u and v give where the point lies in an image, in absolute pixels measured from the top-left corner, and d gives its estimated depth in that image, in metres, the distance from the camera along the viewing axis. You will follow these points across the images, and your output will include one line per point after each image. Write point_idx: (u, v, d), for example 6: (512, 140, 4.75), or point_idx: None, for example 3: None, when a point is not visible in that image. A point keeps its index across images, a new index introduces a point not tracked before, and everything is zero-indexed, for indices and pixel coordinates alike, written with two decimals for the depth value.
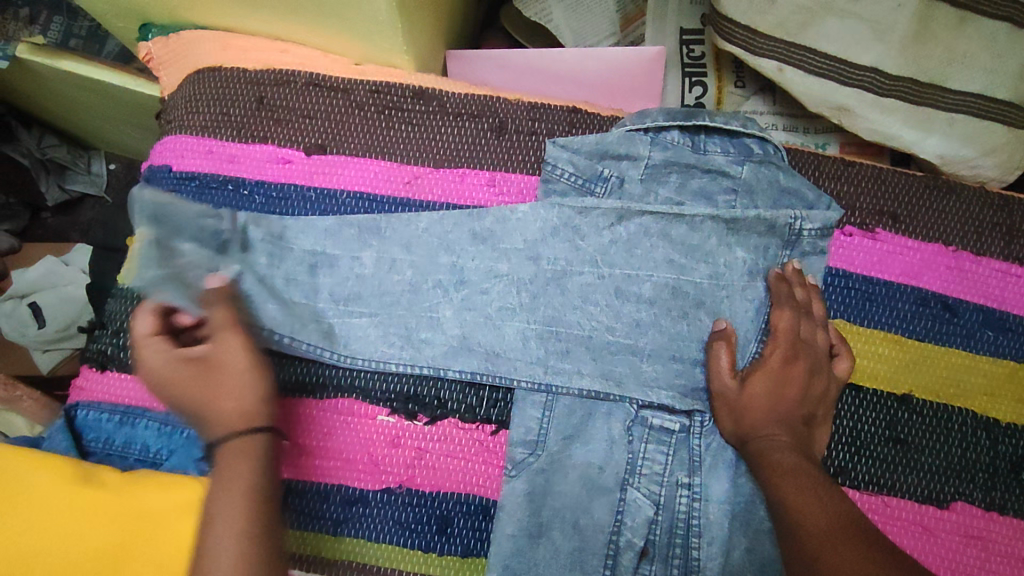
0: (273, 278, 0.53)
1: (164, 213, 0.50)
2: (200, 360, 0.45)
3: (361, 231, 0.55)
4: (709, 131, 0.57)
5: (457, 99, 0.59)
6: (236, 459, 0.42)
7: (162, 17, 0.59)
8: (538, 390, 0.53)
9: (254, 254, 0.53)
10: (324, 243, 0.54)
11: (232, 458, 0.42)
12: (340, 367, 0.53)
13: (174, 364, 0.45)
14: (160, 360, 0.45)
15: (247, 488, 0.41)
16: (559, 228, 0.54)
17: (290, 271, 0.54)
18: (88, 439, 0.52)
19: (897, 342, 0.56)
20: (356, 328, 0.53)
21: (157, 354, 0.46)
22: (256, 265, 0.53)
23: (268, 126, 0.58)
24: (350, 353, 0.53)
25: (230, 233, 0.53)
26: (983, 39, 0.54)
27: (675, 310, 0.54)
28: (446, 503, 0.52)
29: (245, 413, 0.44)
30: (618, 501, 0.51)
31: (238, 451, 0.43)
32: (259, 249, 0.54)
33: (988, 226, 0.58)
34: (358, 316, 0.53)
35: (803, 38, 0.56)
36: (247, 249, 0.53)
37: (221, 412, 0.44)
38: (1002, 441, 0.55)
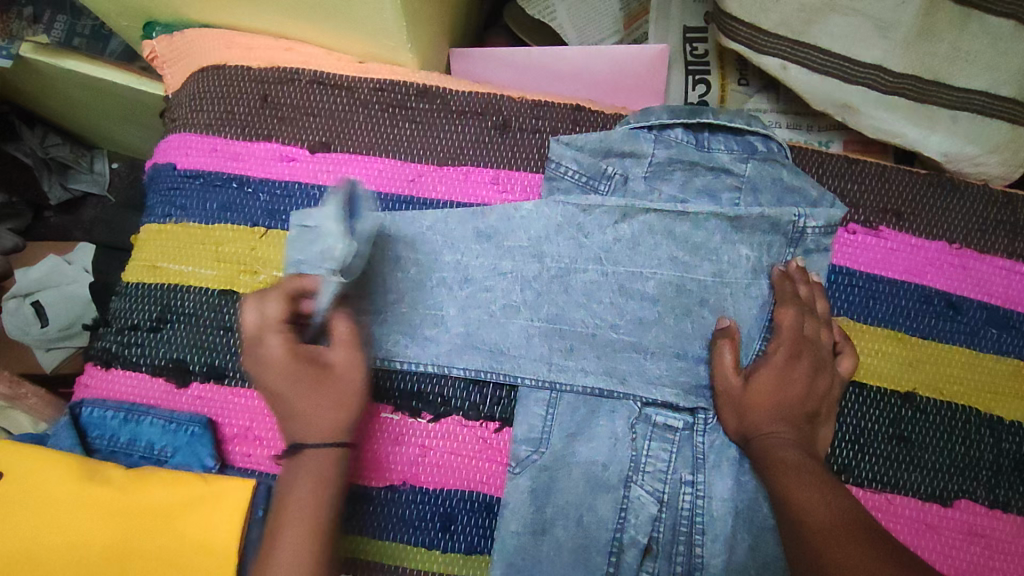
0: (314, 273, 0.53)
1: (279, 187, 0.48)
2: (320, 370, 0.45)
3: None
4: (713, 129, 0.57)
5: (460, 98, 0.59)
6: (315, 474, 0.45)
7: (166, 16, 0.59)
8: (542, 388, 0.53)
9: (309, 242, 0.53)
10: None
11: (308, 473, 0.45)
12: None
13: (290, 366, 0.44)
14: (282, 353, 0.44)
15: (320, 505, 0.44)
16: (563, 226, 0.54)
17: None
18: (92, 436, 0.52)
19: (901, 339, 0.56)
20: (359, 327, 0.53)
21: (278, 346, 0.44)
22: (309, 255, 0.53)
23: (272, 125, 0.58)
24: None
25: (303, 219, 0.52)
26: (988, 37, 0.54)
27: (678, 307, 0.54)
28: (450, 501, 0.52)
29: (338, 434, 0.45)
30: (622, 499, 0.51)
31: (317, 467, 0.45)
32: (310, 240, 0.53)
33: (992, 224, 0.58)
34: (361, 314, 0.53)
35: (807, 36, 0.56)
36: None
37: (311, 428, 0.45)
38: (1005, 439, 0.55)
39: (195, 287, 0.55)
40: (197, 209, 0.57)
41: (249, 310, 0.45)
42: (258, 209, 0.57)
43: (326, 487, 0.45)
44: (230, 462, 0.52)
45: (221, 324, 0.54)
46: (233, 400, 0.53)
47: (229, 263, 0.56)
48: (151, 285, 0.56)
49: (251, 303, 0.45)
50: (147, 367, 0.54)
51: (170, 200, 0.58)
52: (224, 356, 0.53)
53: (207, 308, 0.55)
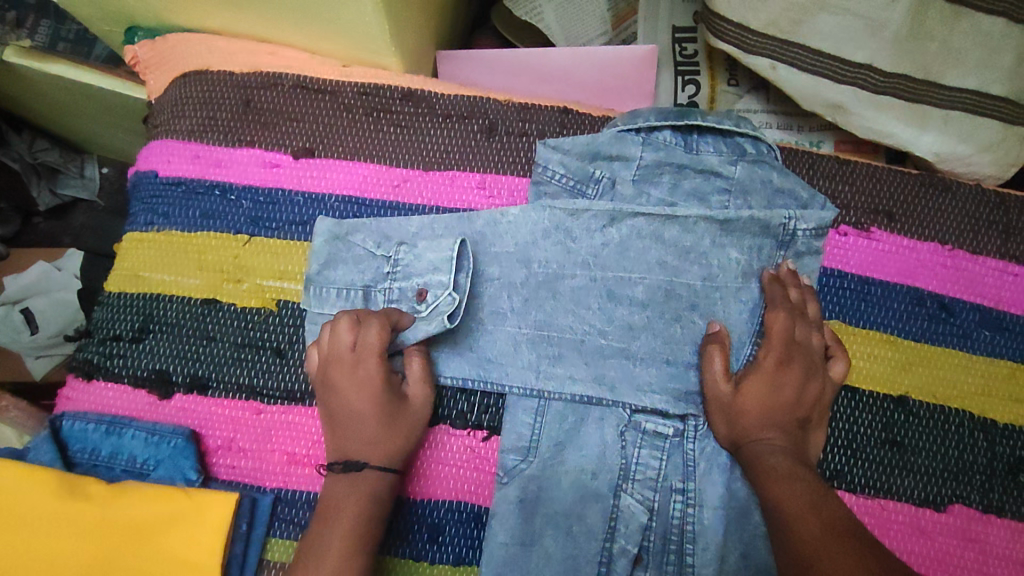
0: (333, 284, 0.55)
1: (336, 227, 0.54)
2: (397, 403, 0.49)
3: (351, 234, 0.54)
4: (702, 130, 0.56)
5: (445, 101, 0.58)
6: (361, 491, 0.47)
7: (148, 20, 0.58)
8: (530, 396, 0.52)
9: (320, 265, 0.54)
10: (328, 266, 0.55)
11: (347, 490, 0.47)
12: None
13: (375, 393, 0.49)
14: (376, 380, 0.49)
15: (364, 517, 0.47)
16: (550, 231, 0.54)
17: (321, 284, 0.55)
18: (74, 450, 0.52)
19: (893, 342, 0.55)
20: None
21: (370, 373, 0.49)
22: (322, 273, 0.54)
23: (255, 130, 0.57)
24: None
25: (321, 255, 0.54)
26: (979, 35, 0.53)
27: (668, 312, 0.53)
28: (438, 511, 0.51)
29: (384, 456, 0.48)
30: (612, 507, 0.51)
31: (369, 485, 0.48)
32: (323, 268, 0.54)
33: (984, 224, 0.57)
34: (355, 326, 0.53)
35: (796, 35, 0.55)
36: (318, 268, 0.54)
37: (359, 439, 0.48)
38: (999, 442, 0.54)
39: (178, 296, 0.54)
40: (179, 216, 0.56)
41: (348, 330, 0.49)
42: (242, 216, 0.56)
43: (373, 503, 0.47)
44: (214, 474, 0.52)
45: (204, 333, 0.54)
46: (216, 411, 0.52)
47: (212, 271, 0.55)
48: (133, 295, 0.55)
49: (349, 326, 0.49)
50: (129, 378, 0.53)
51: (152, 208, 0.57)
52: (208, 366, 0.53)
53: (190, 317, 0.54)
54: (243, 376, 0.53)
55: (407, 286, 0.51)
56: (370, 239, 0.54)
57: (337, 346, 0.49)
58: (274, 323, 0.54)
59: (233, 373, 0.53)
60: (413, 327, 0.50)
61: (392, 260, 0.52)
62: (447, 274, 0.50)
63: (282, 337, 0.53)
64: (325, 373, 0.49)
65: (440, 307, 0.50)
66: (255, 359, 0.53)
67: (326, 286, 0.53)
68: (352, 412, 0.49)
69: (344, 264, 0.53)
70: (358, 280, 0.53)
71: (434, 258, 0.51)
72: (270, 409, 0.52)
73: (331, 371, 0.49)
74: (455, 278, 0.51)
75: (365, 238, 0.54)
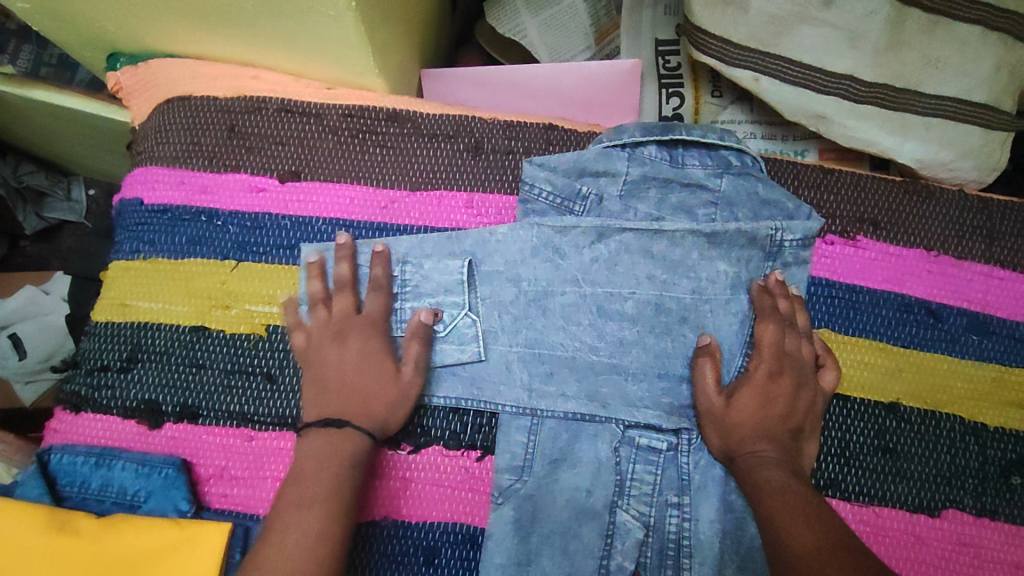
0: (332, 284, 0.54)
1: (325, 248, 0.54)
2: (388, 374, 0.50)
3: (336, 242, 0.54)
4: (687, 144, 0.56)
5: (431, 120, 0.58)
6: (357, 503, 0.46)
7: (130, 46, 0.58)
8: (522, 414, 0.52)
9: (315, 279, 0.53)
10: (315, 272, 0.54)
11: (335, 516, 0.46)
12: None
13: (376, 358, 0.50)
14: (378, 348, 0.50)
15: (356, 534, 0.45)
16: (539, 249, 0.54)
17: None
18: (62, 483, 0.51)
19: (882, 348, 0.55)
20: None
21: (371, 339, 0.50)
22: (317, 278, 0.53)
23: (240, 155, 0.57)
24: None
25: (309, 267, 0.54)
26: (957, 42, 0.55)
27: (658, 326, 0.53)
28: (433, 534, 0.51)
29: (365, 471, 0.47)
30: (608, 524, 0.50)
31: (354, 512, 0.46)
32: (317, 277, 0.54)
33: (968, 230, 0.58)
34: None
35: (777, 47, 0.56)
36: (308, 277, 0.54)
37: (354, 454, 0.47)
38: (991, 445, 0.54)
39: (167, 324, 0.54)
40: (166, 243, 0.56)
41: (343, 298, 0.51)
42: (229, 241, 0.55)
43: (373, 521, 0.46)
44: (206, 503, 0.51)
45: (194, 361, 0.53)
46: (207, 439, 0.52)
47: (201, 298, 0.54)
48: (120, 324, 0.54)
49: (348, 293, 0.51)
50: (118, 409, 0.53)
51: (138, 235, 0.56)
52: (198, 395, 0.52)
53: (179, 345, 0.54)
54: (234, 404, 0.52)
55: (420, 306, 0.53)
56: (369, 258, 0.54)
57: (338, 310, 0.51)
58: (264, 348, 0.53)
59: (224, 401, 0.52)
60: (439, 352, 0.52)
61: (398, 280, 0.53)
62: (461, 294, 0.53)
63: (272, 362, 0.53)
64: (333, 337, 0.50)
65: (460, 328, 0.53)
66: (246, 386, 0.53)
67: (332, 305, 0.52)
68: (335, 385, 0.49)
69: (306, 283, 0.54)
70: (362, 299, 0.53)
71: (443, 280, 0.53)
72: (261, 435, 0.52)
73: (327, 343, 0.50)
74: (469, 300, 0.53)
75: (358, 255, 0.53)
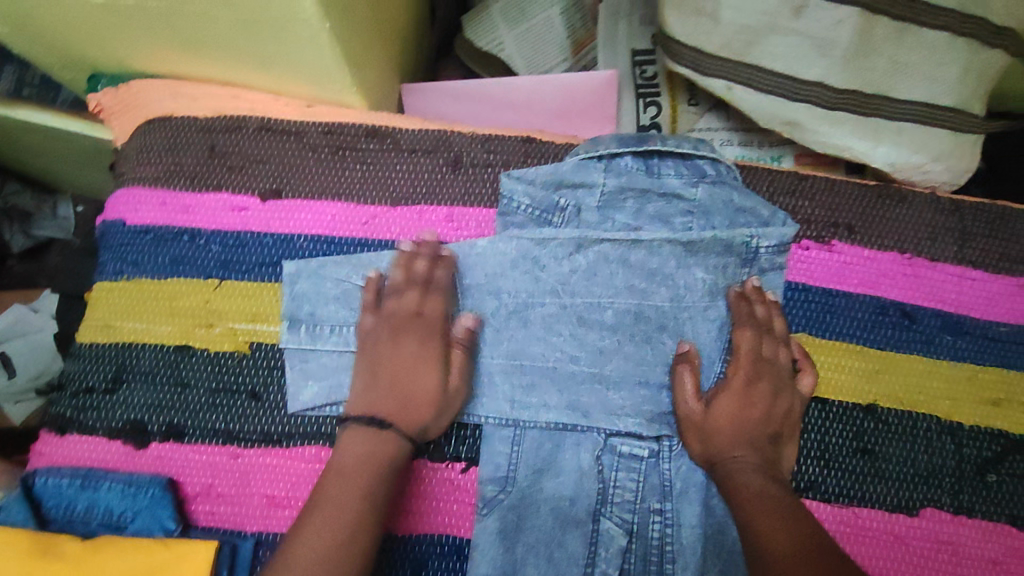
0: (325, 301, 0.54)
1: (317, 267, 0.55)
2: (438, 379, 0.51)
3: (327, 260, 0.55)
4: (662, 154, 0.57)
5: (410, 136, 0.59)
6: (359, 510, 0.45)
7: (111, 68, 0.59)
8: (505, 425, 0.53)
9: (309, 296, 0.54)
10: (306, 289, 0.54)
11: None
12: (317, 417, 0.53)
13: (431, 358, 0.51)
14: (433, 351, 0.52)
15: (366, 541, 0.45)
16: (518, 262, 0.54)
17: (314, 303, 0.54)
18: (48, 506, 0.51)
19: (859, 351, 0.56)
20: (326, 360, 0.54)
21: (426, 343, 0.52)
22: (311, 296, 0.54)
23: (221, 174, 0.57)
24: (330, 401, 0.53)
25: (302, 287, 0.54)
26: (925, 48, 0.55)
27: (638, 334, 0.54)
28: (419, 546, 0.51)
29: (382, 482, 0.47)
30: (592, 532, 0.51)
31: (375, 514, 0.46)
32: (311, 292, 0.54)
33: (940, 232, 0.59)
34: (331, 349, 0.54)
35: (750, 56, 0.57)
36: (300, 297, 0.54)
37: (337, 470, 0.47)
38: (966, 444, 0.55)
39: (151, 344, 0.55)
40: (149, 263, 0.56)
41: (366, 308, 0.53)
42: (211, 261, 0.56)
43: None
44: (193, 522, 0.52)
45: (178, 380, 0.54)
46: (193, 457, 0.52)
47: (185, 317, 0.55)
48: (104, 345, 0.55)
49: (419, 291, 0.53)
50: (103, 430, 0.53)
51: (121, 256, 0.57)
52: (183, 413, 0.53)
53: (164, 365, 0.54)
54: (219, 422, 0.53)
55: None
56: (356, 273, 0.55)
57: (385, 313, 0.52)
58: (249, 366, 0.54)
59: (210, 419, 0.53)
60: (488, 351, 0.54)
61: None
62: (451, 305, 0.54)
63: (256, 379, 0.54)
64: (390, 334, 0.52)
65: None
66: (232, 403, 0.53)
67: (323, 323, 0.54)
68: (395, 384, 0.51)
69: (336, 300, 0.54)
70: (350, 315, 0.54)
71: None
72: (246, 452, 0.52)
73: (388, 344, 0.52)
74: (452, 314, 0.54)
75: (337, 270, 0.55)
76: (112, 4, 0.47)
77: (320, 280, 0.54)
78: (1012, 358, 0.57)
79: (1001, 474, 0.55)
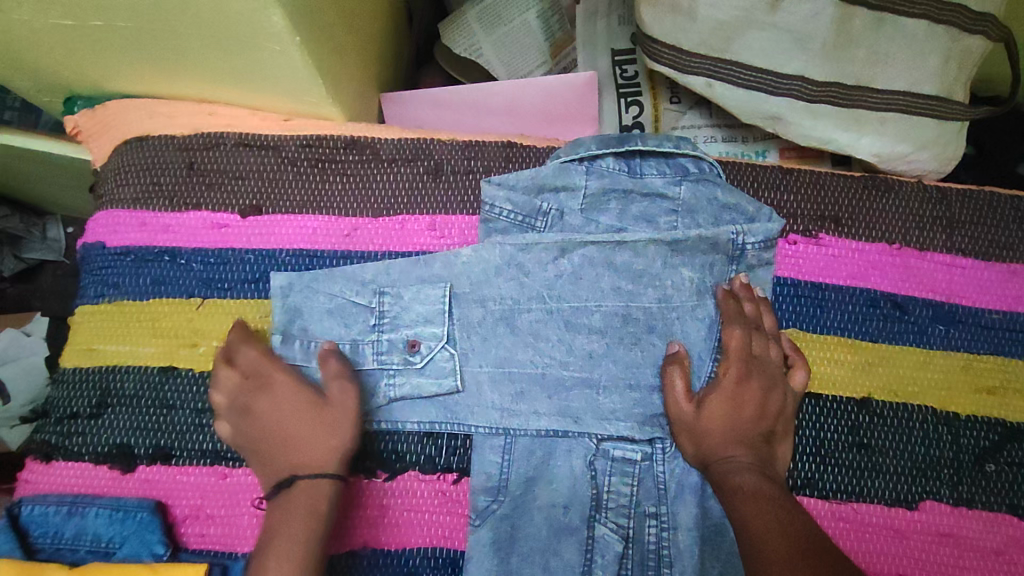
0: (320, 315, 0.53)
1: (304, 279, 0.53)
2: (315, 412, 0.49)
3: (322, 274, 0.53)
4: (644, 154, 0.56)
5: (389, 146, 0.58)
6: (310, 528, 0.46)
7: (87, 89, 0.58)
8: (495, 434, 0.52)
9: (302, 311, 0.53)
10: (295, 300, 0.53)
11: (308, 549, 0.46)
12: None
13: (291, 406, 0.50)
14: (286, 396, 0.50)
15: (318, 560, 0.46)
16: (502, 268, 0.53)
17: (304, 318, 0.53)
18: (34, 536, 0.50)
19: (851, 345, 0.56)
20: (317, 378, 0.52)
21: (271, 395, 0.50)
22: (305, 310, 0.53)
23: (200, 192, 0.57)
24: None
25: (294, 301, 0.53)
26: (905, 37, 0.55)
27: (627, 337, 0.54)
28: (414, 560, 0.51)
29: None
30: (587, 539, 0.51)
31: None
32: (305, 307, 0.53)
33: (929, 220, 0.58)
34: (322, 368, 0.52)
35: (729, 52, 0.56)
36: (294, 311, 0.53)
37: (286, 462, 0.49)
38: (964, 434, 0.55)
39: (135, 367, 0.54)
40: (131, 285, 0.56)
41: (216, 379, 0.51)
42: (194, 280, 0.55)
43: None
44: (183, 545, 0.51)
45: (164, 402, 0.53)
46: (182, 479, 0.52)
47: (169, 338, 0.54)
48: (87, 369, 0.54)
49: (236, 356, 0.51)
50: (89, 456, 0.52)
51: (102, 279, 0.56)
52: (170, 435, 0.52)
53: (148, 387, 0.53)
54: (206, 441, 0.52)
55: (397, 338, 0.53)
56: (348, 288, 0.53)
57: (227, 380, 0.51)
58: None
59: (196, 440, 0.53)
60: (476, 359, 0.53)
61: (378, 311, 0.53)
62: (441, 325, 0.53)
63: None
64: (243, 397, 0.50)
65: (438, 361, 0.52)
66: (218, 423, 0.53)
67: (317, 340, 0.52)
68: (274, 437, 0.49)
69: (330, 315, 0.53)
70: (345, 334, 0.53)
71: (425, 310, 0.53)
72: (234, 472, 0.52)
73: (253, 393, 0.50)
74: (449, 332, 0.53)
75: (331, 284, 0.53)
76: (82, 26, 0.46)
77: (312, 293, 0.53)
78: (1006, 345, 0.57)
79: (1000, 464, 0.54)
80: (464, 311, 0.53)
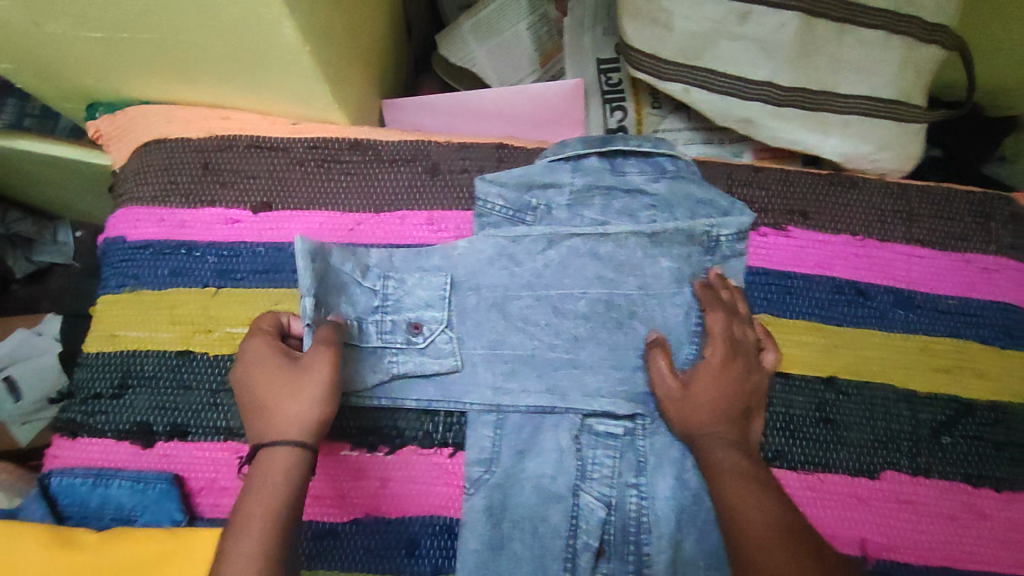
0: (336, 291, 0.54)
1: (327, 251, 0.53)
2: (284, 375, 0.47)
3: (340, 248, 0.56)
4: (626, 154, 0.61)
5: (390, 147, 0.63)
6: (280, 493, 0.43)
7: (107, 96, 0.62)
8: (488, 411, 0.57)
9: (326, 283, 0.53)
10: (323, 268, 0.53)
11: None
12: None
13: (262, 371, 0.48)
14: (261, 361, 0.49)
15: (283, 525, 0.42)
16: (494, 258, 0.58)
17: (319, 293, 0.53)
18: (64, 504, 0.55)
19: (818, 328, 0.60)
20: None
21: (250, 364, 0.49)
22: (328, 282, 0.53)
23: (214, 190, 0.61)
24: None
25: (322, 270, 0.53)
26: (863, 47, 0.60)
27: (610, 321, 0.58)
28: (414, 526, 0.55)
29: None
30: (573, 507, 0.55)
31: None
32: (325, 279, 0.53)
33: (888, 214, 0.63)
34: None
35: (703, 60, 0.61)
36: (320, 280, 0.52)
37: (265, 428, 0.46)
38: (922, 409, 0.59)
39: (155, 351, 0.58)
40: (148, 276, 0.60)
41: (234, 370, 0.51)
42: (208, 271, 0.60)
43: None
44: (199, 514, 0.55)
45: (181, 383, 0.57)
46: (197, 454, 0.56)
47: (184, 324, 0.59)
48: (110, 353, 0.58)
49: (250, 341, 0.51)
50: (112, 432, 0.56)
51: (121, 271, 0.61)
52: (186, 414, 0.56)
53: (166, 368, 0.58)
54: (220, 419, 0.56)
55: (399, 320, 0.56)
56: (357, 268, 0.56)
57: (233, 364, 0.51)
58: None
59: (210, 417, 0.56)
60: (470, 342, 0.57)
61: (381, 294, 0.56)
62: (439, 309, 0.57)
63: None
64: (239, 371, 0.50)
65: (437, 343, 0.57)
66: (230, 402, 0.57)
67: None
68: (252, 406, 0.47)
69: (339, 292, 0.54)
70: (352, 312, 0.55)
71: (424, 296, 0.57)
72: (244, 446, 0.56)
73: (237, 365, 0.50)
74: (449, 317, 0.57)
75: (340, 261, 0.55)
76: (109, 38, 0.51)
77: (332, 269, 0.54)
78: (961, 327, 0.61)
79: (955, 436, 0.59)
80: (463, 298, 0.58)
